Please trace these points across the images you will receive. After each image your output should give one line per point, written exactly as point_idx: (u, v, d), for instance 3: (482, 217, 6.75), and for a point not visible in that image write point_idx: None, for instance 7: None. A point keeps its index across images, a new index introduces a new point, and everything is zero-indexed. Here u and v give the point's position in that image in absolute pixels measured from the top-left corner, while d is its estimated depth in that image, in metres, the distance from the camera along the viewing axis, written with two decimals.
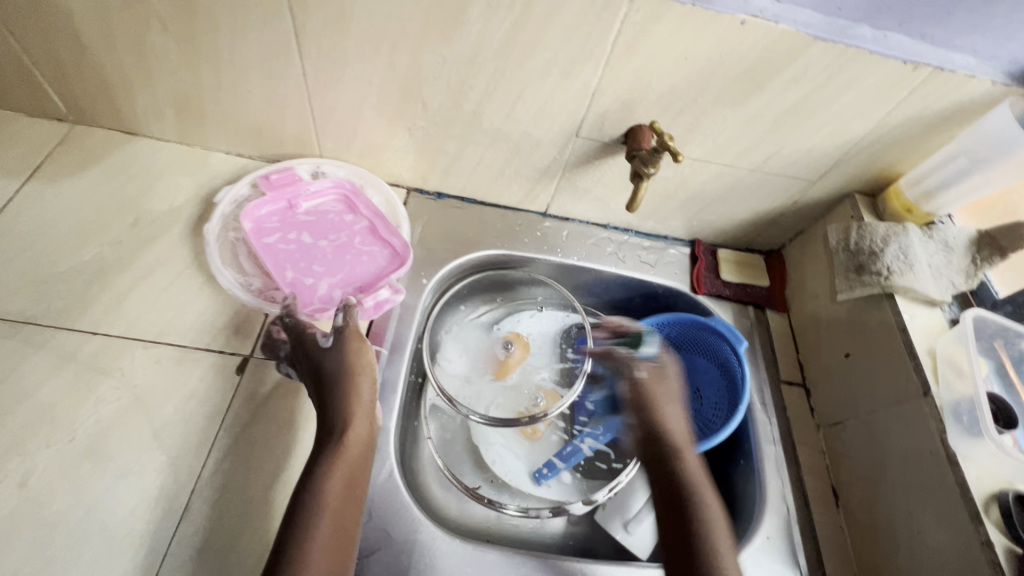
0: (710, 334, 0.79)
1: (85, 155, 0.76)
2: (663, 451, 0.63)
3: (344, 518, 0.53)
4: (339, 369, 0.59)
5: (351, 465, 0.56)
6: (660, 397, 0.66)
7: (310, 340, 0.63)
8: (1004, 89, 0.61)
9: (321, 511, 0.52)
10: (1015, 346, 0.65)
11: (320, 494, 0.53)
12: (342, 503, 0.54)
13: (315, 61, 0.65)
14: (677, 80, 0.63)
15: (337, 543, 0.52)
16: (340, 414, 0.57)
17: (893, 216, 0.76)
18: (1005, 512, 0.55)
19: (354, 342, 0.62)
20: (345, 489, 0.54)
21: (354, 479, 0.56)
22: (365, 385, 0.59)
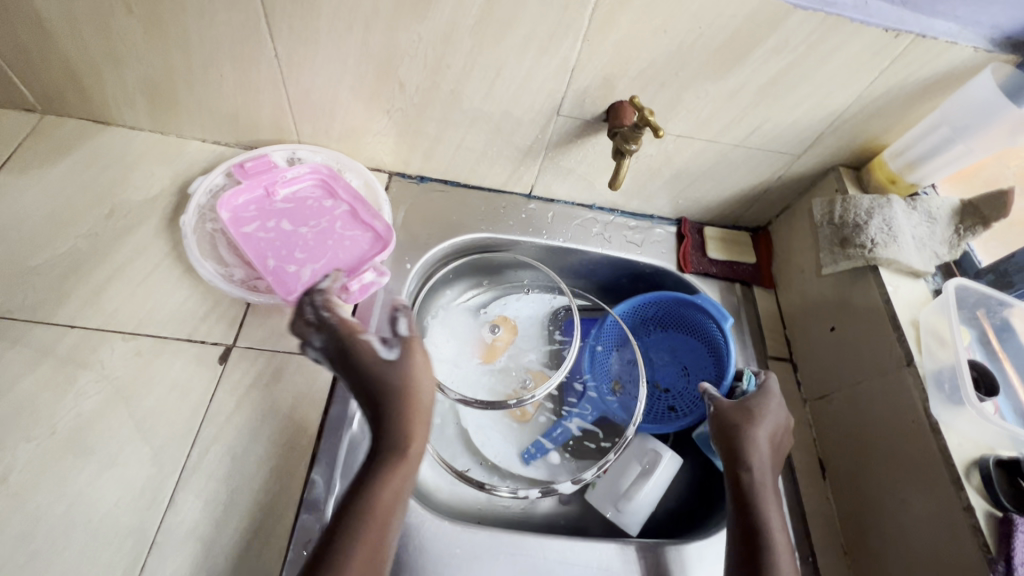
0: (698, 313, 0.79)
1: (56, 146, 0.75)
2: (733, 468, 0.59)
3: (387, 532, 0.51)
4: (401, 384, 0.53)
5: (408, 478, 0.53)
6: (742, 419, 0.62)
7: (367, 350, 0.54)
8: (987, 56, 0.61)
9: (367, 519, 0.50)
10: (997, 315, 0.65)
11: (369, 502, 0.51)
12: (389, 513, 0.52)
13: (286, 43, 0.63)
14: (656, 53, 0.62)
15: (375, 553, 0.50)
16: (401, 429, 0.52)
17: (877, 188, 0.76)
18: (985, 477, 0.55)
19: (418, 356, 0.55)
20: (394, 500, 0.52)
21: (403, 490, 0.53)
22: (428, 396, 0.54)
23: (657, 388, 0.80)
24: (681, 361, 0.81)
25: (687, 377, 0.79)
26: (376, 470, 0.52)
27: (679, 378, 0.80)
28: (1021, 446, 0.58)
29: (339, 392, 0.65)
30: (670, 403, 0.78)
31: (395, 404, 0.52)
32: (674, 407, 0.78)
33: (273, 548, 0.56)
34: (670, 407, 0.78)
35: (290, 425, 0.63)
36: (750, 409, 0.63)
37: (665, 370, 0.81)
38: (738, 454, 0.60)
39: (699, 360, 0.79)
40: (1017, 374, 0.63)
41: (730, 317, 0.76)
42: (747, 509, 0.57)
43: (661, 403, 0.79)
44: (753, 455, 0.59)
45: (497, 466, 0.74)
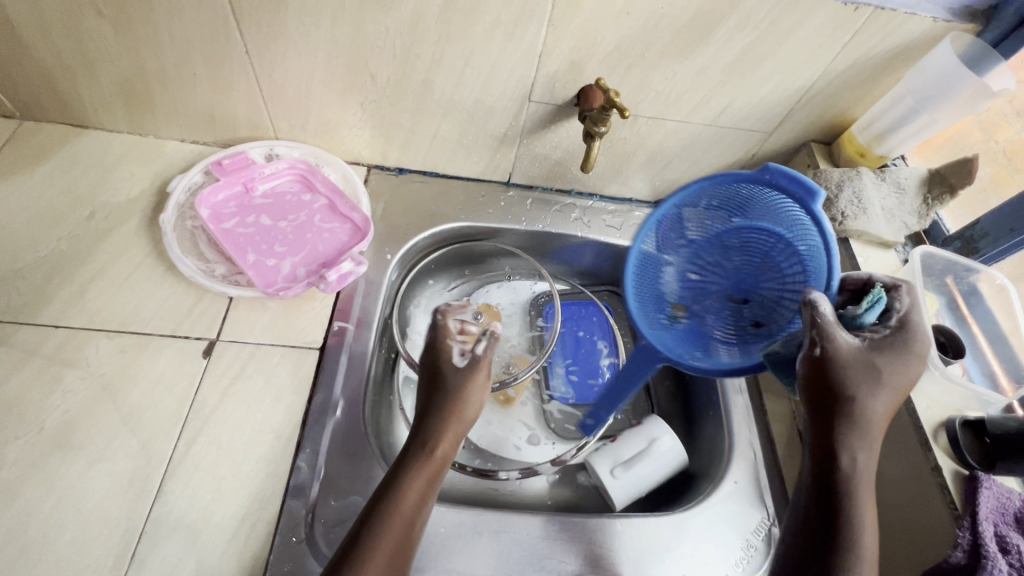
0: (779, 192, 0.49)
1: (36, 150, 0.76)
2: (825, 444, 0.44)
3: (414, 528, 0.52)
4: (455, 388, 0.60)
5: (434, 482, 0.55)
6: (858, 381, 0.44)
7: (446, 354, 0.62)
8: (946, 26, 0.62)
9: (396, 512, 0.51)
10: (964, 281, 0.67)
11: (399, 497, 0.52)
12: (417, 511, 0.53)
13: (256, 39, 0.64)
14: (621, 36, 0.63)
15: (401, 549, 0.51)
16: (437, 428, 0.57)
17: (847, 161, 0.77)
18: (952, 438, 0.57)
19: (481, 375, 0.61)
20: (422, 500, 0.53)
21: (430, 490, 0.55)
22: (474, 408, 0.60)
23: (732, 297, 0.57)
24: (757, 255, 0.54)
25: (770, 275, 0.53)
26: (409, 466, 0.55)
27: (760, 279, 0.54)
28: (988, 408, 0.58)
29: (323, 379, 0.67)
30: (757, 317, 0.55)
31: (443, 405, 0.58)
32: (760, 321, 0.54)
33: (259, 532, 0.57)
34: (756, 323, 0.55)
35: (274, 414, 0.64)
36: (872, 366, 0.44)
37: (738, 273, 0.56)
38: (841, 427, 0.44)
39: (771, 249, 0.53)
40: (985, 337, 0.64)
41: (823, 190, 0.46)
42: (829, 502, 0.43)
43: (744, 317, 0.55)
44: (858, 432, 0.43)
45: (484, 449, 0.76)
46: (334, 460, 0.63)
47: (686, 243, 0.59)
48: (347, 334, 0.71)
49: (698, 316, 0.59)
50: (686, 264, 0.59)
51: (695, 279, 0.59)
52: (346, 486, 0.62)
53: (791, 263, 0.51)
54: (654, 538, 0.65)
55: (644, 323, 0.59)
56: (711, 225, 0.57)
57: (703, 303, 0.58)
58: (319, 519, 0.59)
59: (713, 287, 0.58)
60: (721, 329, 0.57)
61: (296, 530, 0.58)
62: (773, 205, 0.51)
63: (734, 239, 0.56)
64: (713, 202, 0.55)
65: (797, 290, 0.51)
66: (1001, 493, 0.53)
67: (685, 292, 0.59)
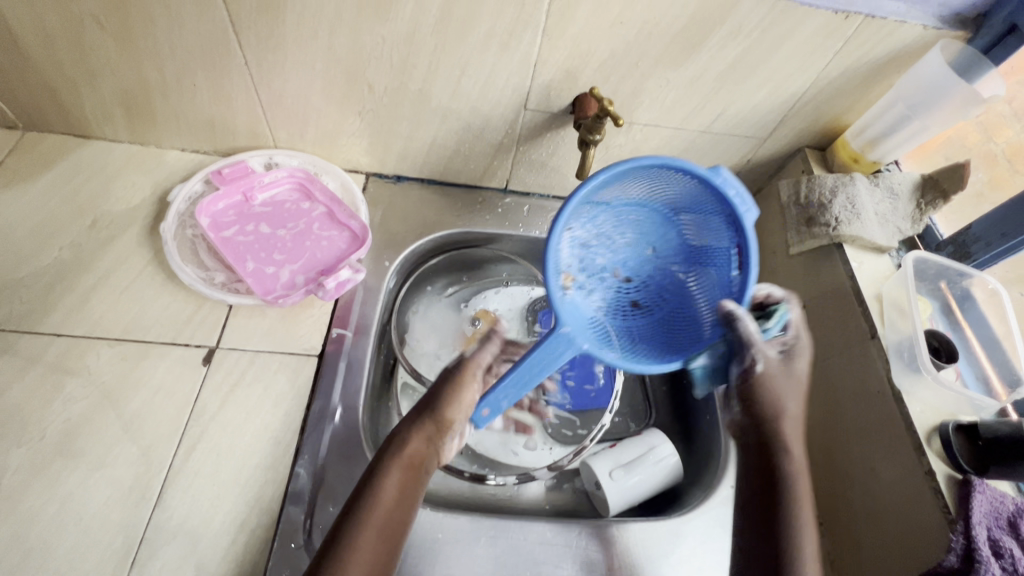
0: (710, 197, 0.53)
1: (39, 160, 0.77)
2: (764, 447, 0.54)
3: (392, 527, 0.53)
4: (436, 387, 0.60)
5: (410, 480, 0.55)
6: (780, 390, 0.55)
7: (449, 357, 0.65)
8: (937, 33, 0.62)
9: (372, 509, 0.52)
10: (957, 285, 0.68)
11: (377, 488, 0.53)
12: (395, 507, 0.54)
13: (255, 51, 0.65)
14: (615, 45, 0.64)
15: (384, 541, 0.52)
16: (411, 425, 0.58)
17: (841, 167, 0.77)
18: (945, 442, 0.57)
19: (467, 383, 0.60)
20: (401, 493, 0.54)
21: (410, 483, 0.55)
22: (460, 416, 0.59)
23: (614, 274, 0.59)
24: (645, 238, 0.59)
25: (652, 260, 0.60)
26: (385, 463, 0.55)
27: (643, 262, 0.60)
28: (980, 412, 0.60)
29: (321, 385, 0.67)
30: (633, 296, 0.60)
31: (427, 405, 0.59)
32: (637, 301, 0.60)
33: (258, 538, 0.58)
34: (633, 301, 0.59)
35: (273, 421, 0.64)
36: (788, 375, 0.55)
37: (623, 251, 0.59)
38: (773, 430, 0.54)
39: (658, 230, 0.59)
40: (978, 341, 0.65)
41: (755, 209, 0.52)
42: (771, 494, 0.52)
43: (623, 295, 0.59)
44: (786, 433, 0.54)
45: (481, 454, 0.76)
46: (332, 466, 0.63)
47: (590, 210, 0.55)
48: (345, 340, 0.72)
49: (583, 291, 0.57)
50: (583, 234, 0.56)
51: (586, 250, 0.57)
52: (343, 491, 0.62)
53: (676, 252, 0.59)
54: (650, 541, 0.65)
55: (556, 303, 0.52)
56: (614, 200, 0.56)
57: (589, 275, 0.58)
58: (317, 524, 0.60)
59: (598, 261, 0.59)
60: (606, 306, 0.58)
61: (295, 536, 0.58)
62: (679, 200, 0.56)
63: (628, 216, 0.58)
64: (636, 179, 0.54)
65: (670, 272, 0.59)
66: (995, 497, 0.53)
67: (575, 262, 0.56)
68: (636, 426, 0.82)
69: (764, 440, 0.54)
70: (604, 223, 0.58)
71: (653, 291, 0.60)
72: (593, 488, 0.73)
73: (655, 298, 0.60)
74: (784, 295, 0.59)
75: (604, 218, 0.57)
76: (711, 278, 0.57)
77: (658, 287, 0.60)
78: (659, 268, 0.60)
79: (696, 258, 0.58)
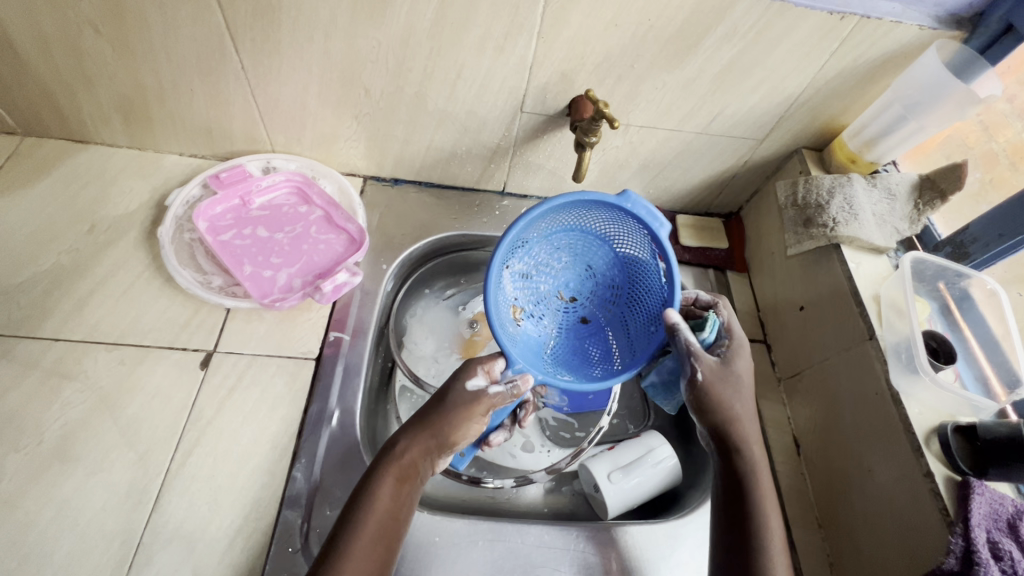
0: (629, 217, 0.59)
1: (37, 166, 0.77)
2: (726, 452, 0.57)
3: (385, 529, 0.53)
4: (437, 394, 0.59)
5: (406, 484, 0.55)
6: (727, 392, 0.57)
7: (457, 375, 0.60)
8: (933, 33, 0.62)
9: (366, 511, 0.53)
10: (956, 286, 0.68)
11: (370, 498, 0.53)
12: (391, 510, 0.54)
13: (251, 56, 0.65)
14: (611, 47, 0.64)
15: (377, 551, 0.52)
16: (408, 432, 0.57)
17: (838, 168, 0.77)
18: (944, 444, 0.57)
19: (478, 417, 0.58)
20: (395, 503, 0.54)
21: (403, 494, 0.55)
22: (466, 439, 0.58)
23: (560, 297, 0.67)
24: (582, 260, 0.67)
25: (591, 278, 0.67)
26: (380, 470, 0.55)
27: (584, 282, 0.67)
28: (979, 413, 0.59)
29: (319, 389, 0.67)
30: (581, 313, 0.68)
31: (433, 419, 0.57)
32: (585, 316, 0.68)
33: (254, 543, 0.58)
34: (581, 318, 0.68)
35: (270, 424, 0.64)
36: (732, 376, 0.58)
37: (565, 274, 0.67)
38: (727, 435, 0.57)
39: (589, 250, 0.66)
40: (977, 342, 0.65)
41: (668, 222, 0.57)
42: (739, 498, 0.55)
43: (571, 314, 0.68)
44: (741, 436, 0.56)
45: (479, 457, 0.77)
46: (329, 470, 0.63)
47: (523, 247, 0.62)
48: (343, 343, 0.72)
49: (532, 318, 0.65)
50: (522, 268, 0.63)
51: (528, 281, 0.65)
52: (341, 495, 0.62)
53: (612, 268, 0.66)
54: (647, 543, 0.65)
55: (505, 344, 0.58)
56: (546, 233, 0.63)
57: (536, 302, 0.66)
58: (314, 528, 0.60)
59: (542, 287, 0.66)
60: (557, 328, 0.67)
61: (292, 539, 0.58)
62: (605, 222, 0.62)
63: (560, 241, 0.64)
64: (558, 213, 0.60)
65: (610, 288, 0.67)
66: (994, 498, 0.53)
67: (521, 293, 0.64)
68: (635, 427, 0.82)
69: (723, 442, 0.57)
70: (542, 253, 0.65)
71: (599, 307, 0.68)
72: (591, 490, 0.73)
73: (596, 313, 0.67)
74: (711, 299, 0.65)
75: (540, 250, 0.64)
76: (647, 291, 0.63)
77: (601, 302, 0.68)
78: (600, 286, 0.67)
79: (633, 270, 0.64)
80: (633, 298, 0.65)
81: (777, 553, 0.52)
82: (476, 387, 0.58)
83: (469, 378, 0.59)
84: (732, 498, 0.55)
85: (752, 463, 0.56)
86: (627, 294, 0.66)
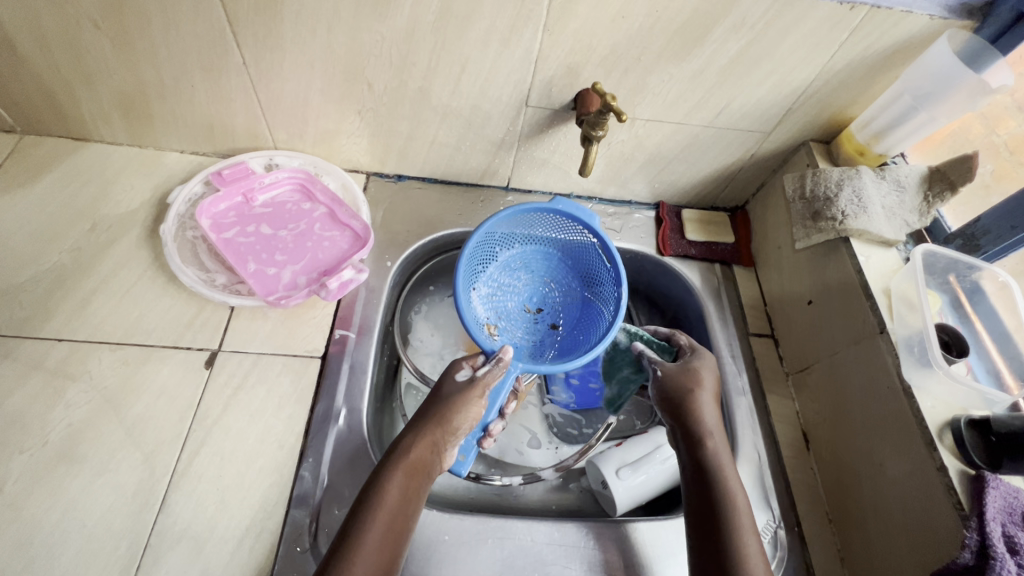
0: (563, 217, 0.68)
1: (37, 164, 0.76)
2: (691, 449, 0.59)
3: (395, 524, 0.53)
4: (444, 394, 0.60)
5: (413, 483, 0.55)
6: (688, 385, 0.62)
7: (454, 369, 0.62)
8: (944, 23, 0.61)
9: (376, 509, 0.52)
10: (966, 278, 0.67)
11: (379, 493, 0.53)
12: (399, 507, 0.53)
13: (253, 51, 0.64)
14: (617, 39, 0.63)
15: (387, 542, 0.52)
16: (417, 429, 0.58)
17: (846, 160, 0.76)
18: (958, 437, 0.56)
19: (477, 399, 0.60)
20: (404, 497, 0.54)
21: (412, 489, 0.55)
22: (467, 425, 0.59)
23: (527, 311, 0.73)
24: (539, 275, 0.75)
25: (552, 290, 0.75)
26: (388, 467, 0.55)
27: (546, 294, 0.74)
28: (992, 406, 0.59)
29: (325, 388, 0.67)
30: (550, 321, 0.73)
31: (436, 410, 0.58)
32: (555, 322, 0.73)
33: (263, 543, 0.57)
34: (552, 325, 0.73)
35: (276, 424, 0.64)
36: (690, 371, 0.63)
37: (528, 290, 0.74)
38: (686, 430, 0.60)
39: (541, 267, 0.75)
40: (988, 335, 0.65)
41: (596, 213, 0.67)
42: (708, 495, 0.56)
43: (541, 324, 0.73)
44: (703, 428, 0.59)
45: (487, 454, 0.77)
46: (337, 469, 0.63)
47: (483, 271, 0.70)
48: (348, 342, 0.71)
49: (506, 332, 0.69)
50: (488, 290, 0.70)
51: (496, 301, 0.71)
52: (349, 494, 0.61)
53: (568, 276, 0.74)
54: (656, 542, 0.64)
55: (482, 341, 0.62)
56: (500, 257, 0.72)
57: (507, 319, 0.71)
58: (322, 528, 0.59)
59: (510, 305, 0.72)
60: (531, 337, 0.71)
61: (301, 539, 0.58)
62: (554, 234, 0.72)
63: (515, 260, 0.73)
64: (507, 228, 0.69)
65: (571, 297, 0.74)
66: (1009, 493, 0.52)
67: (490, 311, 0.69)
68: (642, 423, 0.82)
69: (687, 439, 0.60)
70: (501, 276, 0.72)
71: (564, 312, 0.74)
72: (599, 487, 0.73)
73: (562, 322, 0.73)
74: (669, 330, 0.72)
75: (499, 273, 0.72)
76: (598, 280, 0.71)
77: (565, 309, 0.74)
78: (560, 294, 0.75)
79: (585, 271, 0.73)
80: (587, 292, 0.73)
81: (751, 549, 0.53)
82: (463, 377, 0.61)
83: (457, 372, 0.62)
84: (703, 496, 0.56)
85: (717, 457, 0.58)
86: (582, 291, 0.73)
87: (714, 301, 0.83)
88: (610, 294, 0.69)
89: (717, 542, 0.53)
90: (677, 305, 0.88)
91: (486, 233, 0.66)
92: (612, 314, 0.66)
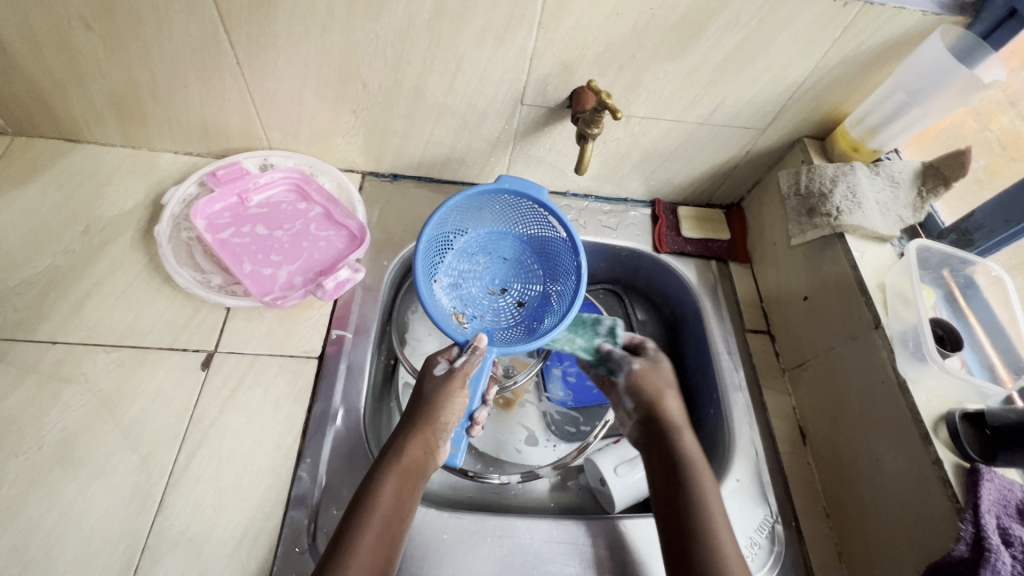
0: (510, 195, 0.69)
1: (29, 166, 0.75)
2: (660, 442, 0.63)
3: (391, 523, 0.53)
4: (433, 393, 0.60)
5: (407, 483, 0.55)
6: (659, 383, 0.66)
7: (432, 363, 0.62)
8: (936, 19, 0.62)
9: (374, 510, 0.52)
10: (960, 273, 0.68)
11: (374, 496, 0.53)
12: (395, 508, 0.54)
13: (246, 50, 0.63)
14: (612, 36, 0.63)
15: (382, 544, 0.52)
16: (409, 429, 0.58)
17: (840, 156, 0.76)
18: (952, 431, 0.57)
19: (460, 390, 0.60)
20: (398, 498, 0.54)
21: (407, 490, 0.55)
22: (455, 420, 0.60)
23: (492, 293, 0.73)
24: (497, 255, 0.75)
25: (512, 267, 0.75)
26: (382, 468, 0.55)
27: (506, 272, 0.75)
28: (987, 399, 0.59)
29: (322, 388, 0.67)
30: (516, 299, 0.74)
31: (426, 411, 0.59)
32: (520, 300, 0.74)
33: (261, 544, 0.57)
34: (517, 302, 0.73)
35: (274, 425, 0.64)
36: (659, 370, 0.68)
37: (489, 272, 0.74)
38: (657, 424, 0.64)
39: (494, 246, 0.75)
40: (983, 329, 0.65)
41: (542, 185, 0.67)
42: (678, 481, 0.59)
43: (507, 303, 0.73)
44: (672, 423, 0.64)
45: (485, 453, 0.77)
46: (335, 469, 0.63)
47: (441, 261, 0.70)
48: (345, 341, 0.71)
49: (476, 318, 0.70)
50: (449, 279, 0.71)
51: (459, 289, 0.71)
52: (347, 494, 0.61)
53: (528, 253, 0.75)
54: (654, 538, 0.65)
55: (453, 332, 0.62)
56: (455, 244, 0.72)
57: (473, 304, 0.71)
58: (321, 528, 0.59)
59: (474, 290, 0.73)
60: (501, 318, 0.72)
61: (300, 540, 0.58)
62: (509, 214, 0.72)
63: (469, 243, 0.73)
64: (458, 216, 0.69)
65: (533, 274, 0.74)
66: (1002, 485, 0.53)
67: (456, 301, 0.70)
68: None
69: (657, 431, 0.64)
70: (461, 263, 0.73)
71: (527, 288, 0.74)
72: (597, 485, 0.73)
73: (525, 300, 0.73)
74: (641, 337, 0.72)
75: (458, 260, 0.72)
76: (556, 252, 0.72)
77: (526, 285, 0.74)
78: (521, 271, 0.75)
79: (541, 246, 0.74)
80: (547, 266, 0.74)
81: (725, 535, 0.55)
82: (441, 371, 0.61)
83: (435, 367, 0.62)
84: (676, 492, 0.59)
85: (687, 448, 0.62)
86: (542, 265, 0.74)
87: (711, 298, 0.83)
88: (570, 264, 0.70)
89: (691, 527, 0.56)
90: (674, 301, 0.88)
91: (437, 225, 0.66)
92: (575, 283, 0.68)
